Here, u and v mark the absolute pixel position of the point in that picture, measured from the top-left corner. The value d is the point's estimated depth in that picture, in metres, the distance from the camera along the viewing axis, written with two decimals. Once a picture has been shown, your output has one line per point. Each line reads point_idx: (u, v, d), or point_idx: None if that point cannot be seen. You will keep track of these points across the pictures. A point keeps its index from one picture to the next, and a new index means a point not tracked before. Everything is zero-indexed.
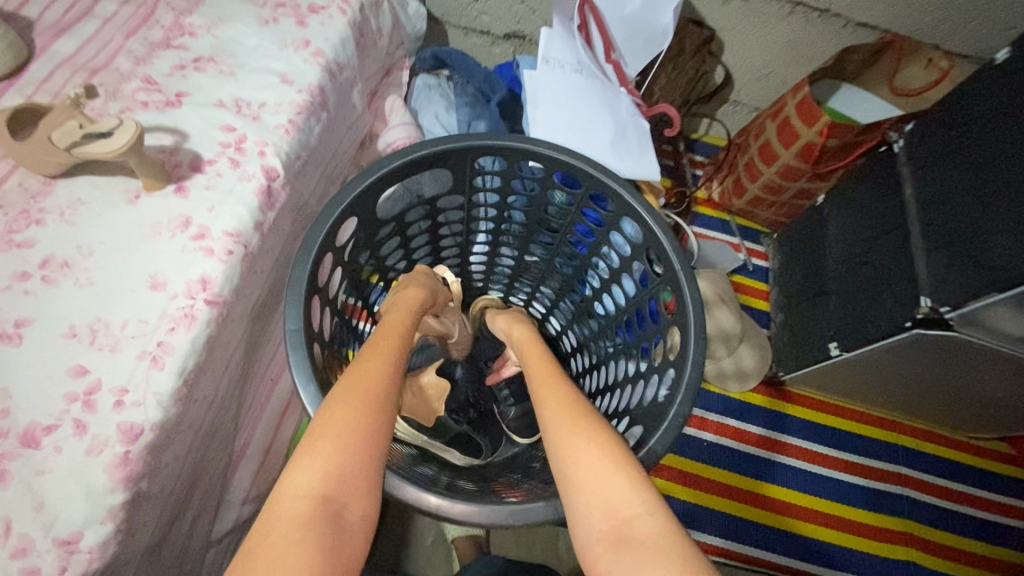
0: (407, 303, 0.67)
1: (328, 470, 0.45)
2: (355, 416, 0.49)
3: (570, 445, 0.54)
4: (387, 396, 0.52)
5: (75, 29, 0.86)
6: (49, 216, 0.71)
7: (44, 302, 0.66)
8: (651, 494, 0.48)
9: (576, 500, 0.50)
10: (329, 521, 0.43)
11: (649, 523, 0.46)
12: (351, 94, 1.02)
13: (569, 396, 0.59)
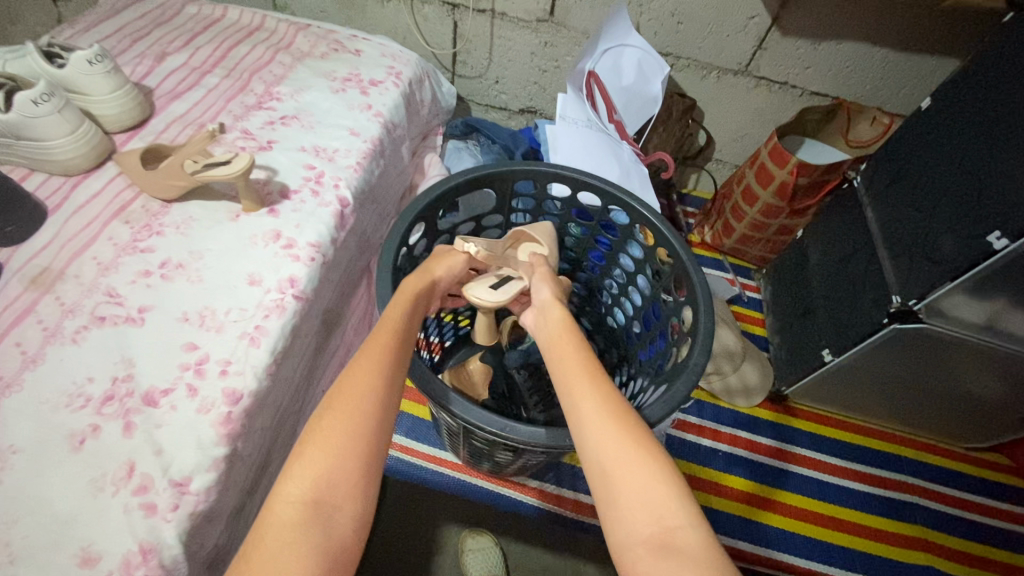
0: (407, 295, 0.68)
1: (317, 478, 0.47)
2: (349, 424, 0.50)
3: (603, 446, 0.53)
4: (377, 408, 0.52)
5: (187, 96, 1.08)
6: (168, 229, 0.87)
7: (162, 293, 0.80)
8: (692, 506, 0.48)
9: (614, 502, 0.50)
10: (319, 526, 0.45)
11: (693, 535, 0.46)
12: (401, 148, 1.23)
13: (605, 396, 0.58)
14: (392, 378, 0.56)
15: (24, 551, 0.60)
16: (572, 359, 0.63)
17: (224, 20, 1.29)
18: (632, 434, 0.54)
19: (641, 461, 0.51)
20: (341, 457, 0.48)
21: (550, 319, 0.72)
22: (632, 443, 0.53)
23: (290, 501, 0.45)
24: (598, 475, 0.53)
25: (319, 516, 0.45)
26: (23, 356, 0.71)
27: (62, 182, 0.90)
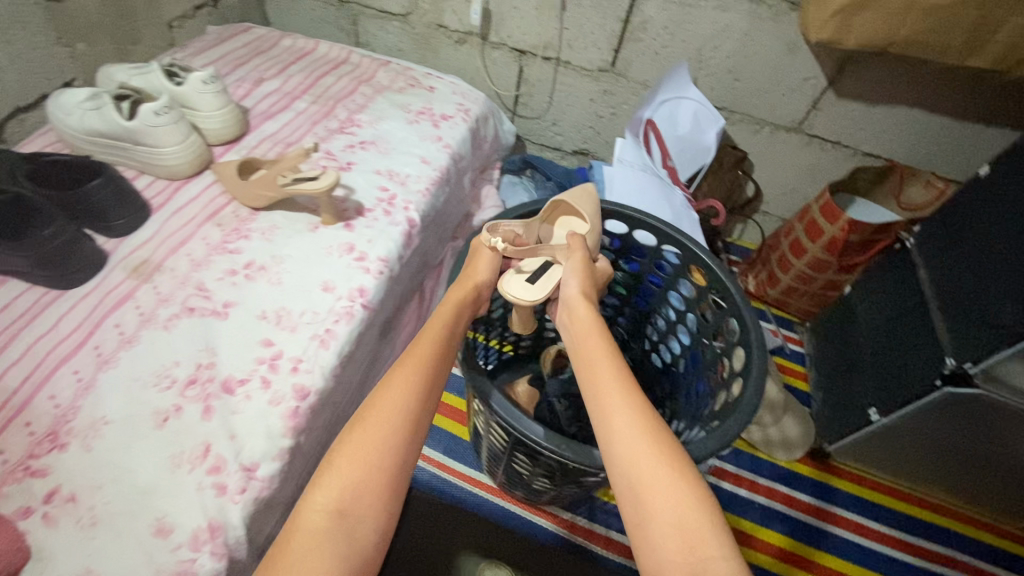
0: (440, 312, 0.76)
1: (342, 489, 0.57)
2: (369, 445, 0.60)
3: (636, 471, 0.59)
4: (395, 429, 0.61)
5: (278, 117, 1.19)
6: (254, 234, 0.94)
7: (245, 291, 0.86)
8: (723, 537, 0.53)
9: (647, 526, 0.55)
10: (342, 532, 0.54)
11: (723, 566, 0.51)
12: (463, 177, 1.30)
13: (635, 417, 0.63)
14: (412, 400, 0.64)
15: (105, 515, 0.64)
16: (607, 375, 0.68)
17: (314, 54, 1.43)
18: (665, 462, 0.59)
19: (675, 493, 0.56)
20: (360, 474, 0.58)
21: (583, 319, 0.77)
22: (666, 471, 0.58)
23: (317, 509, 0.55)
24: (632, 497, 0.58)
25: (341, 524, 0.55)
26: (121, 336, 0.79)
27: (166, 185, 1.00)
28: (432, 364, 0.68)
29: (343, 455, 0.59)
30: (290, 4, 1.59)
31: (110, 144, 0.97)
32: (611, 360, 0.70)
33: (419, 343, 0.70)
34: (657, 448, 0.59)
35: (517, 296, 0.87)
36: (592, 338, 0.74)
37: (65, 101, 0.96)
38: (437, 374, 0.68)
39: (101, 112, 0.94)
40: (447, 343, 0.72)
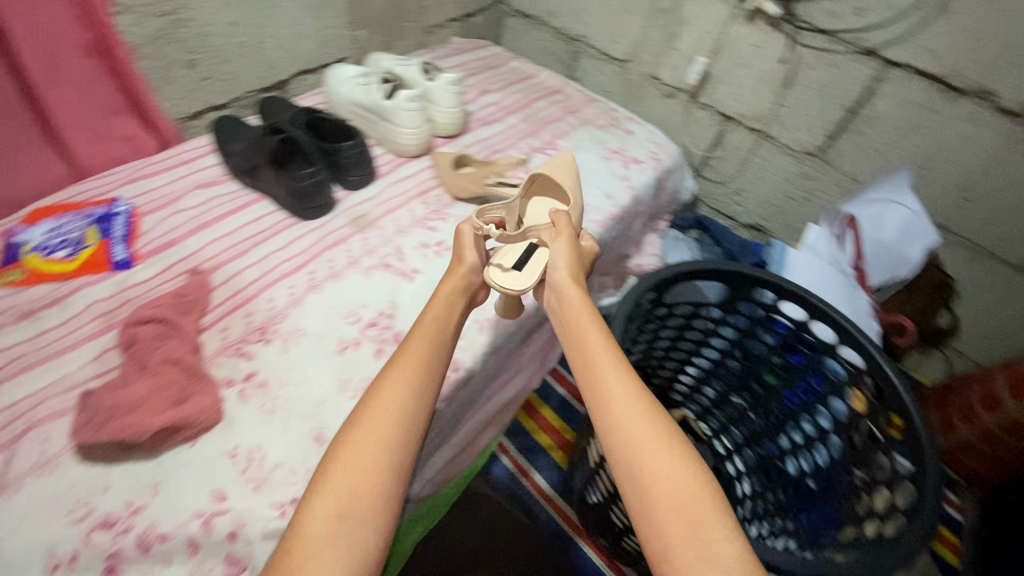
0: (431, 312, 0.74)
1: (343, 497, 0.54)
2: (374, 444, 0.58)
3: (635, 454, 0.59)
4: (393, 429, 0.59)
5: (492, 126, 1.33)
6: (450, 218, 1.07)
7: (432, 263, 0.97)
8: (726, 518, 0.54)
9: (649, 508, 0.56)
10: (344, 536, 0.51)
11: (729, 548, 0.51)
12: (636, 221, 1.34)
13: (627, 400, 0.63)
14: (411, 403, 0.62)
15: (281, 409, 0.76)
16: (604, 363, 0.66)
17: (534, 78, 1.57)
18: (664, 448, 0.58)
19: (675, 476, 0.56)
20: (360, 474, 0.55)
21: (577, 304, 0.74)
22: (668, 458, 0.58)
23: (317, 514, 0.52)
24: (633, 482, 0.58)
25: (342, 527, 0.52)
26: (330, 270, 0.93)
27: (393, 159, 1.17)
28: (429, 366, 0.67)
29: (341, 451, 0.57)
30: (524, 32, 1.77)
31: (362, 115, 1.17)
32: (607, 350, 0.68)
33: (414, 339, 0.69)
34: (655, 429, 0.59)
35: (503, 287, 0.83)
36: (586, 325, 0.71)
37: (343, 74, 1.19)
38: (433, 381, 0.66)
39: (366, 89, 1.15)
40: (441, 342, 0.70)
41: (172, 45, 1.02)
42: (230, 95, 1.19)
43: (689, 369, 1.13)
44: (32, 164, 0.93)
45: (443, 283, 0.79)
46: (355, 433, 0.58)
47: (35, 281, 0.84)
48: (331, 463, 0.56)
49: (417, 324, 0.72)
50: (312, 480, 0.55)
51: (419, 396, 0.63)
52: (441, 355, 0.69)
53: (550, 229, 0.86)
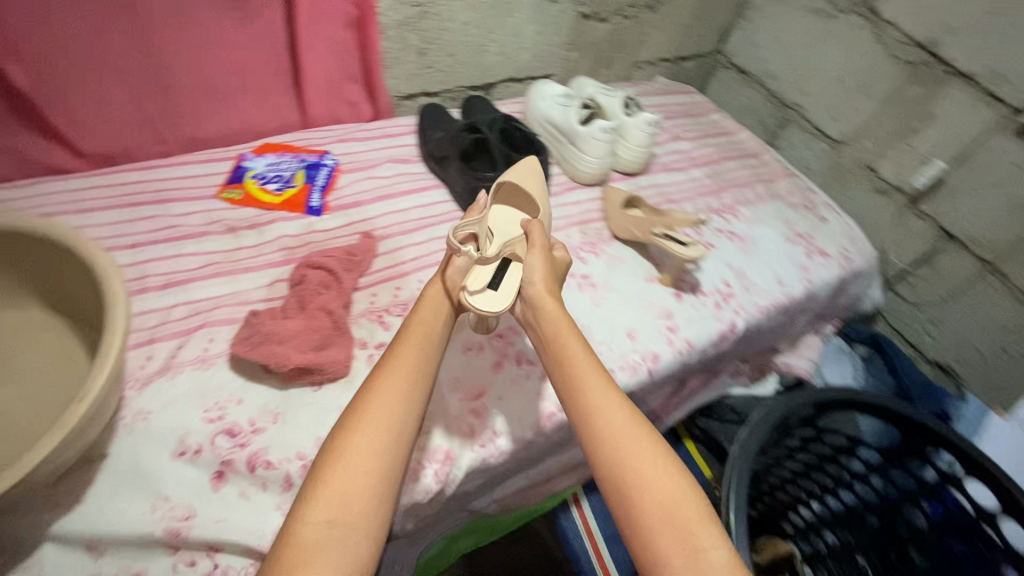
0: (416, 320, 0.70)
1: (332, 502, 0.53)
2: (361, 451, 0.57)
3: (620, 454, 0.57)
4: (383, 440, 0.58)
5: (673, 175, 1.28)
6: (604, 255, 1.06)
7: (572, 294, 0.97)
8: (714, 528, 0.53)
9: (637, 518, 0.54)
10: (335, 539, 0.52)
11: (717, 555, 0.52)
12: (799, 317, 1.20)
13: (612, 410, 0.61)
14: (400, 415, 0.60)
15: None
16: (588, 373, 0.64)
17: (732, 137, 1.48)
18: (647, 447, 0.58)
19: (658, 472, 0.56)
20: (351, 481, 0.55)
21: (556, 317, 0.69)
22: (652, 460, 0.57)
23: (309, 520, 0.52)
24: (618, 486, 0.56)
25: (336, 533, 0.52)
26: None
27: (567, 183, 1.19)
28: (420, 376, 0.64)
29: (331, 457, 0.56)
30: (735, 88, 1.69)
31: (552, 133, 1.20)
32: (589, 362, 0.65)
33: (403, 348, 0.66)
34: (638, 437, 0.58)
35: (484, 308, 0.73)
36: (566, 336, 0.68)
37: (548, 91, 1.23)
38: (424, 394, 0.64)
39: (564, 109, 1.17)
40: (428, 351, 0.67)
41: (413, 33, 1.13)
42: (444, 87, 1.29)
43: (814, 504, 0.96)
44: (275, 106, 1.08)
45: (427, 296, 0.74)
46: (345, 442, 0.57)
47: (246, 204, 0.97)
48: (325, 464, 0.56)
49: (403, 333, 0.68)
50: (308, 482, 0.55)
51: (408, 409, 0.61)
52: (432, 363, 0.67)
53: (524, 241, 0.80)
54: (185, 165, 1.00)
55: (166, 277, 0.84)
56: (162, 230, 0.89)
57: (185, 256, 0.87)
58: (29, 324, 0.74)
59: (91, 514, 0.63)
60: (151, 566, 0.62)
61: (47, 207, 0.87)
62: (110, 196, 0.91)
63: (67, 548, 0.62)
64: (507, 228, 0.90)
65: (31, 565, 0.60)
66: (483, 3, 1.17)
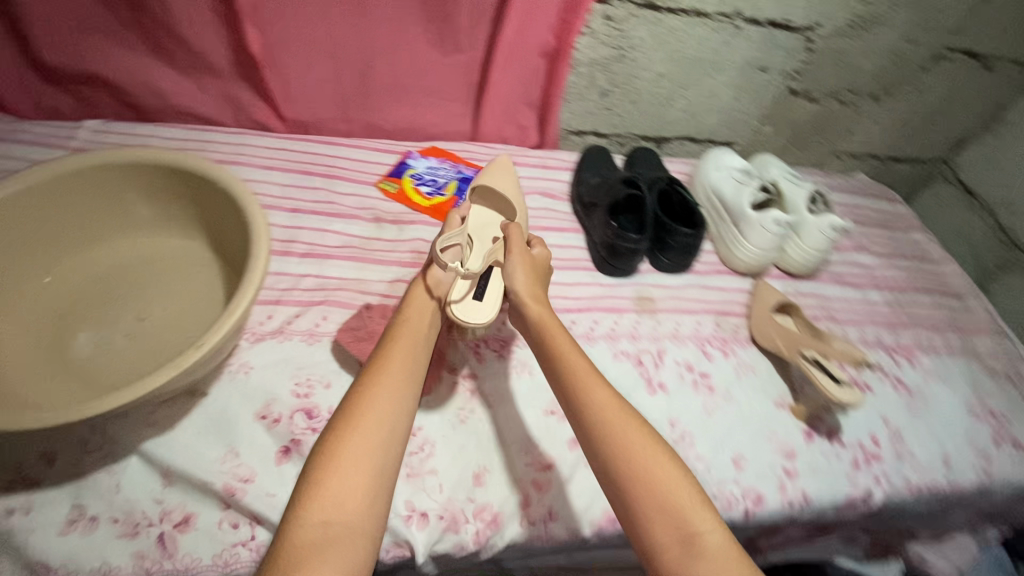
0: (406, 325, 0.70)
1: (325, 503, 0.53)
2: (355, 451, 0.56)
3: (616, 445, 0.59)
4: (374, 442, 0.57)
5: (843, 290, 1.10)
6: (733, 358, 0.94)
7: (682, 391, 0.88)
8: (710, 513, 0.56)
9: (634, 508, 0.57)
10: (335, 539, 0.51)
11: (717, 536, 0.54)
12: (961, 511, 0.96)
13: (602, 399, 0.63)
14: (391, 421, 0.59)
15: (470, 425, 0.77)
16: (578, 366, 0.66)
17: (933, 265, 1.24)
18: (637, 434, 0.60)
19: (648, 455, 0.59)
20: (349, 481, 0.54)
21: (542, 320, 0.71)
22: (640, 444, 0.60)
23: (307, 521, 0.51)
24: (618, 485, 0.58)
25: (332, 532, 0.51)
26: (589, 329, 0.91)
27: (715, 264, 1.08)
28: (408, 383, 0.64)
29: (323, 456, 0.56)
30: (953, 208, 1.44)
31: (715, 207, 1.10)
32: (579, 354, 0.67)
33: (393, 352, 0.66)
34: (622, 418, 0.61)
35: (472, 321, 0.75)
36: (553, 330, 0.70)
37: (724, 162, 1.13)
38: (412, 403, 0.63)
39: (738, 186, 1.07)
40: (416, 357, 0.67)
41: (603, 74, 1.10)
42: (617, 131, 1.24)
43: None
44: (452, 114, 1.12)
45: (411, 300, 0.74)
46: (336, 442, 0.57)
47: (397, 199, 1.02)
48: (323, 456, 0.56)
49: (391, 337, 0.68)
50: (302, 482, 0.55)
51: (397, 415, 0.60)
52: (420, 371, 0.66)
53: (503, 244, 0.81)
54: (359, 149, 1.07)
55: (308, 248, 0.91)
56: (320, 204, 0.97)
57: (330, 233, 0.93)
58: (191, 254, 0.84)
59: (177, 443, 0.69)
60: (202, 513, 0.66)
61: (240, 157, 0.99)
62: (291, 161, 1.01)
63: (146, 467, 0.67)
64: (483, 230, 0.92)
65: (116, 470, 0.66)
66: (685, 59, 1.10)
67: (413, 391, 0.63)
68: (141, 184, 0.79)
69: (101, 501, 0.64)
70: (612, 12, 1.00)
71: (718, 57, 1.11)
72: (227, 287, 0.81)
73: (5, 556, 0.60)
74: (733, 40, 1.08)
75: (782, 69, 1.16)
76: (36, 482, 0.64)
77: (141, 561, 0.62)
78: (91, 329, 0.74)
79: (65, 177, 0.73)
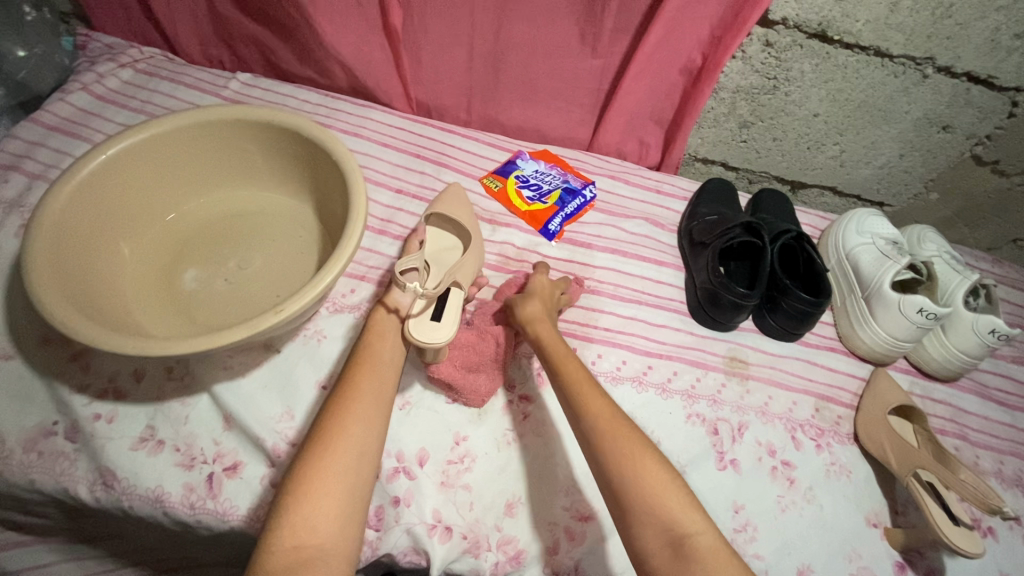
0: (370, 355, 0.70)
1: (295, 529, 0.54)
2: (322, 481, 0.57)
3: (610, 447, 0.60)
4: (343, 469, 0.59)
5: (986, 406, 0.92)
6: (826, 453, 0.82)
7: (756, 475, 0.78)
8: (699, 515, 0.56)
9: (623, 507, 0.58)
10: (307, 563, 0.52)
11: (706, 540, 0.55)
12: None
13: (600, 401, 0.64)
14: (353, 452, 0.60)
15: (515, 449, 0.74)
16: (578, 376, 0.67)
17: None
18: (628, 434, 0.61)
19: (637, 451, 0.60)
20: (320, 508, 0.56)
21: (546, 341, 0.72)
22: (630, 444, 0.60)
23: (279, 547, 0.53)
24: (613, 488, 0.59)
25: (304, 557, 0.53)
26: (666, 380, 0.84)
27: (831, 341, 0.95)
28: (376, 414, 0.64)
29: (293, 485, 0.57)
30: None
31: (847, 275, 0.96)
32: (575, 366, 0.69)
33: (361, 382, 0.66)
34: (614, 420, 0.62)
35: (430, 343, 0.67)
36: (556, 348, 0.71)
37: (870, 227, 0.98)
38: (376, 435, 0.63)
39: (880, 258, 0.92)
40: (383, 390, 0.67)
41: (747, 104, 1.00)
42: (748, 166, 1.12)
43: None
44: (573, 119, 1.08)
45: (377, 325, 0.74)
46: (302, 472, 0.58)
47: (498, 198, 1.00)
48: (300, 475, 0.57)
49: (356, 364, 0.68)
50: (278, 505, 0.56)
51: (362, 446, 0.61)
52: (385, 402, 0.67)
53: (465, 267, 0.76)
54: (473, 140, 1.07)
55: (402, 231, 0.93)
56: (424, 188, 0.98)
57: None
58: (296, 215, 0.88)
59: (243, 392, 0.73)
60: (249, 464, 0.69)
61: (362, 130, 1.04)
62: (408, 142, 1.04)
63: (213, 406, 0.72)
64: (442, 255, 0.84)
65: (189, 403, 0.71)
66: (849, 102, 0.96)
67: (378, 423, 0.64)
68: (267, 142, 0.84)
69: (170, 428, 0.70)
70: (774, 38, 0.89)
71: (890, 105, 0.96)
72: (319, 253, 0.84)
73: (87, 454, 0.67)
74: (914, 89, 0.92)
75: (970, 132, 0.98)
76: (123, 395, 0.70)
77: (189, 493, 0.66)
78: (197, 267, 0.80)
79: (205, 124, 0.80)
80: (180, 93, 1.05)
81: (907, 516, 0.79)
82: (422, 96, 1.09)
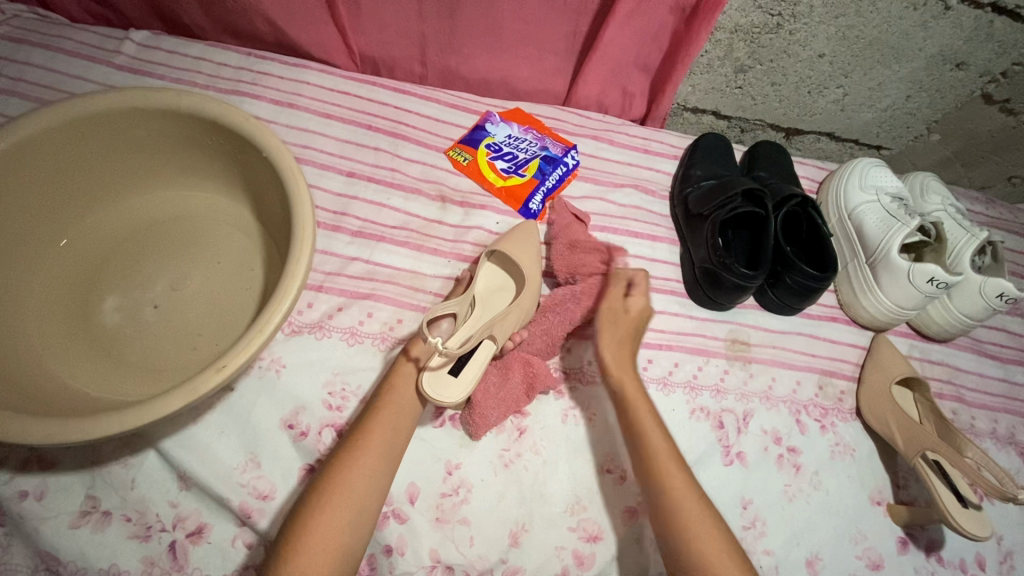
0: (402, 390, 0.62)
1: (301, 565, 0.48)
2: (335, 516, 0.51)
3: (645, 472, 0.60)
4: (341, 525, 0.51)
5: (981, 363, 0.90)
6: (831, 433, 0.80)
7: (763, 466, 0.75)
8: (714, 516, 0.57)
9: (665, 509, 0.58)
10: None
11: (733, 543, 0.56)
12: None
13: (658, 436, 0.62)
14: (364, 495, 0.54)
15: (514, 471, 0.68)
16: (657, 445, 0.61)
17: None
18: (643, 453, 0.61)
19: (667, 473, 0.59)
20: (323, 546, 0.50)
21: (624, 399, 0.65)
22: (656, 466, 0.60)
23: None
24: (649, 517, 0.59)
25: None
26: (666, 373, 0.79)
27: (832, 309, 0.90)
28: (388, 459, 0.57)
29: (302, 522, 0.51)
30: None
31: (849, 238, 0.89)
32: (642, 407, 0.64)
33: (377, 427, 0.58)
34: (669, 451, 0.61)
35: (443, 399, 0.60)
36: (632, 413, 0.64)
37: (874, 181, 0.90)
38: (385, 480, 0.56)
39: (886, 219, 0.85)
40: (400, 429, 0.59)
41: (746, 45, 0.85)
42: (742, 114, 1.00)
43: None
44: (546, 70, 0.92)
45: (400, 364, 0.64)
46: (317, 506, 0.52)
47: (469, 173, 0.87)
48: (305, 517, 0.51)
49: (376, 407, 0.60)
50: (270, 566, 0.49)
51: (367, 492, 0.54)
52: (402, 447, 0.59)
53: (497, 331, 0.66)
54: (432, 103, 0.91)
55: (360, 225, 0.80)
56: (381, 169, 0.85)
57: (388, 210, 0.82)
58: (227, 216, 0.74)
59: (197, 442, 0.63)
60: (217, 525, 0.61)
61: (298, 98, 0.87)
62: (356, 111, 0.88)
63: (164, 464, 0.62)
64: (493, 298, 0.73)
65: (133, 464, 0.62)
66: (860, 39, 0.84)
67: (391, 463, 0.57)
68: (175, 131, 0.69)
69: (115, 496, 0.60)
70: None
71: (905, 42, 0.84)
72: (265, 260, 0.71)
73: (20, 539, 0.58)
74: (934, 23, 0.81)
75: (984, 69, 0.88)
76: (51, 463, 0.60)
77: (150, 567, 0.58)
78: (117, 292, 0.67)
79: (90, 120, 0.64)
80: (67, 66, 0.85)
81: (909, 489, 0.78)
82: (367, 50, 0.91)
